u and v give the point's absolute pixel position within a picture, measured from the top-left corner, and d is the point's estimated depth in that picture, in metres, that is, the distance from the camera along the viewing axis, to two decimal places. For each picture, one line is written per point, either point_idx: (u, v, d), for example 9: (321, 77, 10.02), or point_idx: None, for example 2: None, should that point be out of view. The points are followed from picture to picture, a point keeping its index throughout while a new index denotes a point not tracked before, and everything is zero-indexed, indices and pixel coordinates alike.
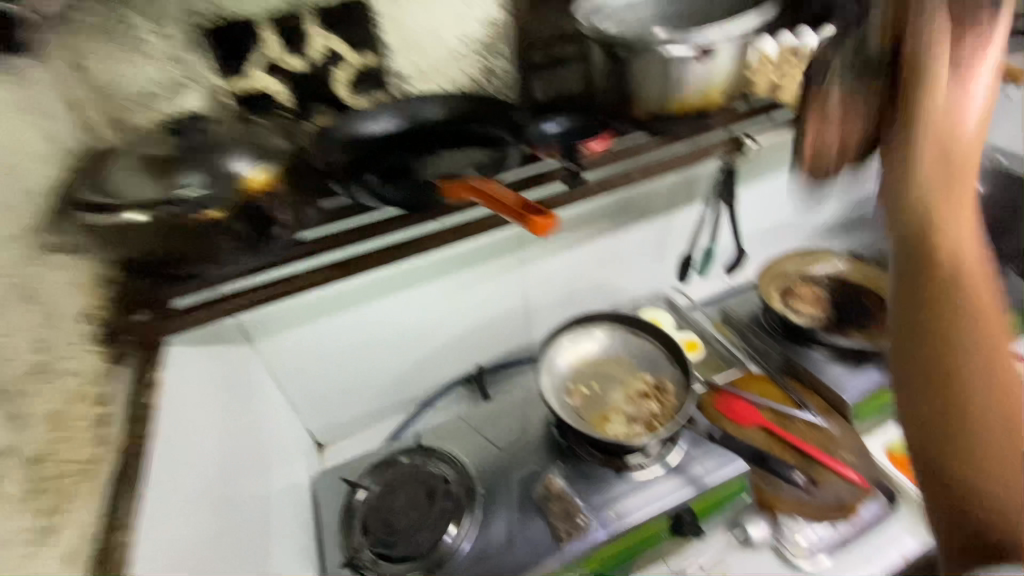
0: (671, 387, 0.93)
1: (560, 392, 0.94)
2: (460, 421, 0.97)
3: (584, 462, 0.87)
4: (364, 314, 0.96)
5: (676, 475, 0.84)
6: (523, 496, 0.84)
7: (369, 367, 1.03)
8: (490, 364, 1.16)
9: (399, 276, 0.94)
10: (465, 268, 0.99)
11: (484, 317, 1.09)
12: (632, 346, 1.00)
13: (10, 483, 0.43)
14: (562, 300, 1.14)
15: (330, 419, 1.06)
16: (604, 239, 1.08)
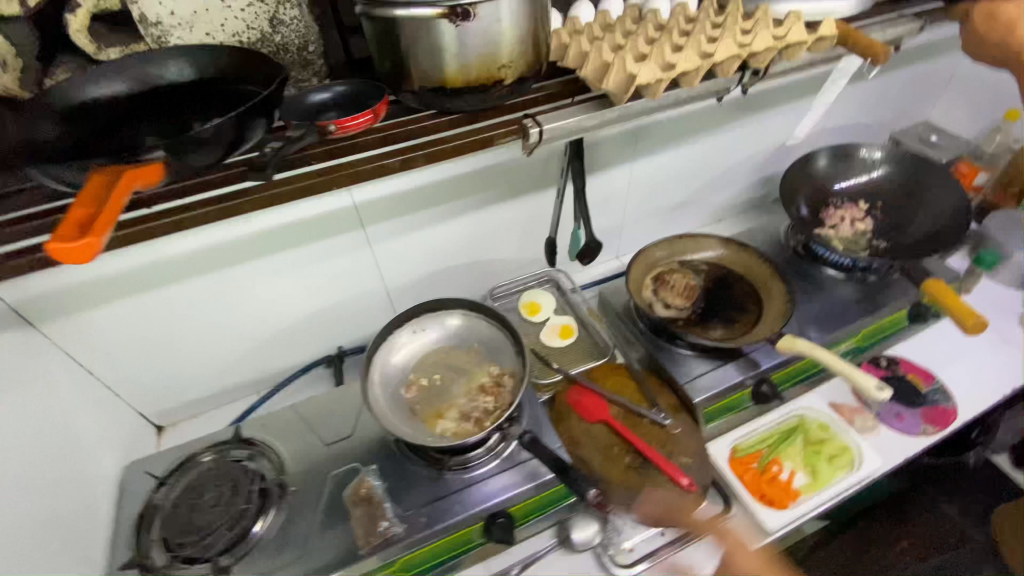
0: (511, 383, 0.86)
1: (394, 386, 0.88)
2: (294, 413, 0.91)
3: (409, 460, 0.82)
4: (180, 295, 0.85)
5: (498, 478, 0.80)
6: (333, 497, 0.80)
7: (203, 347, 0.94)
8: (351, 346, 1.09)
9: (229, 252, 0.83)
10: (300, 247, 0.88)
11: (334, 299, 0.99)
12: (482, 335, 0.93)
13: None
14: (427, 281, 1.06)
15: (165, 398, 0.98)
16: (469, 218, 0.98)
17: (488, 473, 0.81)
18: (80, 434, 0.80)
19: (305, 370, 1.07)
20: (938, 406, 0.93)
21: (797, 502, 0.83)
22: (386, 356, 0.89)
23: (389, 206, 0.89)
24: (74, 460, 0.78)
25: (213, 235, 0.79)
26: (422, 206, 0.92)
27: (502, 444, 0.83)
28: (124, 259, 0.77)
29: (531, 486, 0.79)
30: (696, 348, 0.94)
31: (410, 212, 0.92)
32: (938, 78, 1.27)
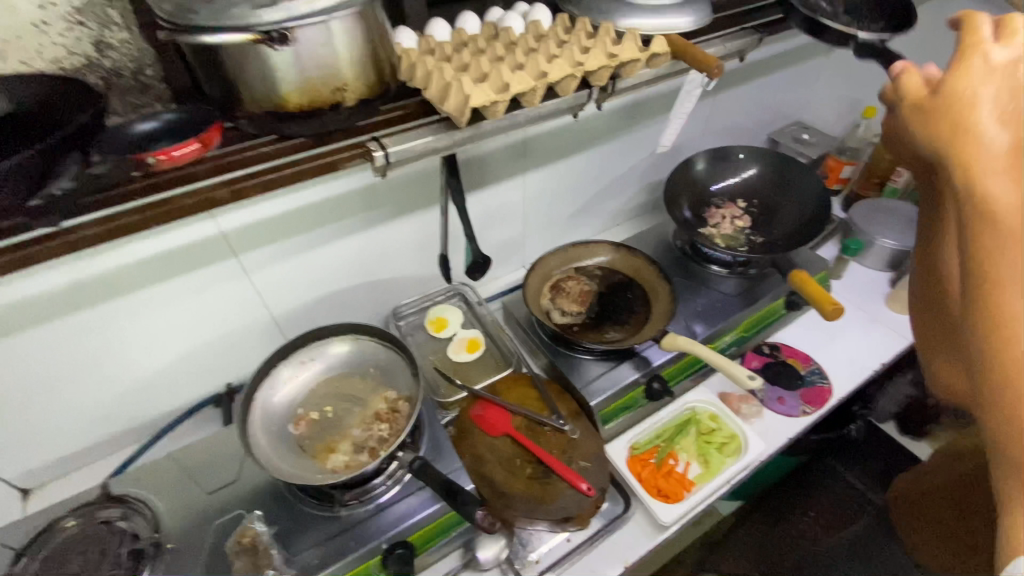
0: (406, 407, 0.84)
1: (282, 424, 0.83)
2: (173, 461, 0.84)
3: (300, 499, 0.79)
4: (24, 345, 0.76)
5: (397, 505, 0.79)
6: (216, 549, 0.74)
7: (63, 399, 0.85)
8: (243, 380, 1.03)
9: (77, 295, 0.76)
10: (166, 281, 0.82)
11: (216, 334, 0.93)
12: (376, 359, 0.91)
13: None
14: (320, 306, 1.02)
15: (24, 461, 0.88)
16: (358, 239, 0.96)
17: (386, 501, 0.79)
18: None
19: (192, 412, 1.00)
20: (812, 388, 1.01)
21: (690, 492, 0.87)
22: (270, 392, 0.85)
23: (265, 232, 0.85)
24: None
25: (58, 276, 0.73)
26: (303, 229, 0.88)
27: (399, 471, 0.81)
28: None
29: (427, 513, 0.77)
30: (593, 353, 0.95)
31: (291, 236, 0.88)
32: (803, 83, 1.39)
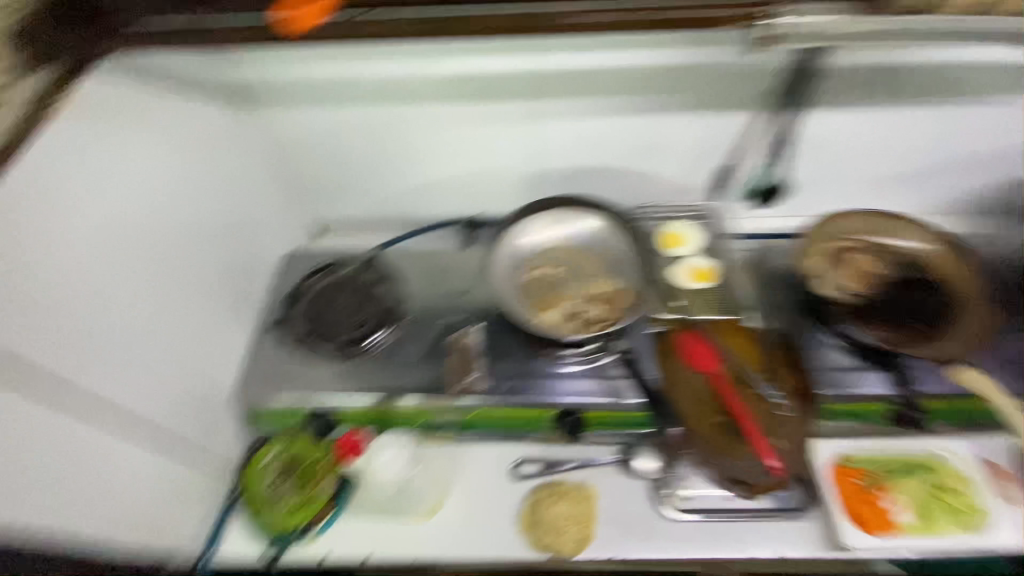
0: (628, 302, 0.85)
1: (517, 265, 0.90)
2: (427, 258, 1.00)
3: (508, 334, 0.88)
4: (362, 117, 0.94)
5: (585, 382, 0.83)
6: (436, 339, 0.88)
7: (367, 176, 1.04)
8: (489, 218, 1.10)
9: (415, 85, 0.89)
10: (471, 101, 0.91)
11: (489, 166, 1.01)
12: (613, 246, 0.90)
13: None
14: (576, 177, 1.02)
15: (326, 213, 1.10)
16: (645, 120, 0.94)
17: (576, 374, 0.84)
18: (253, 216, 0.93)
19: (438, 227, 1.12)
20: None
21: (894, 537, 0.74)
22: (518, 236, 0.91)
23: (565, 82, 0.89)
24: (252, 234, 0.92)
25: (402, 66, 0.86)
26: (596, 91, 0.90)
27: (597, 356, 0.85)
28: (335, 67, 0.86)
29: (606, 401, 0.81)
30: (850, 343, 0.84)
31: (581, 95, 0.90)
32: None
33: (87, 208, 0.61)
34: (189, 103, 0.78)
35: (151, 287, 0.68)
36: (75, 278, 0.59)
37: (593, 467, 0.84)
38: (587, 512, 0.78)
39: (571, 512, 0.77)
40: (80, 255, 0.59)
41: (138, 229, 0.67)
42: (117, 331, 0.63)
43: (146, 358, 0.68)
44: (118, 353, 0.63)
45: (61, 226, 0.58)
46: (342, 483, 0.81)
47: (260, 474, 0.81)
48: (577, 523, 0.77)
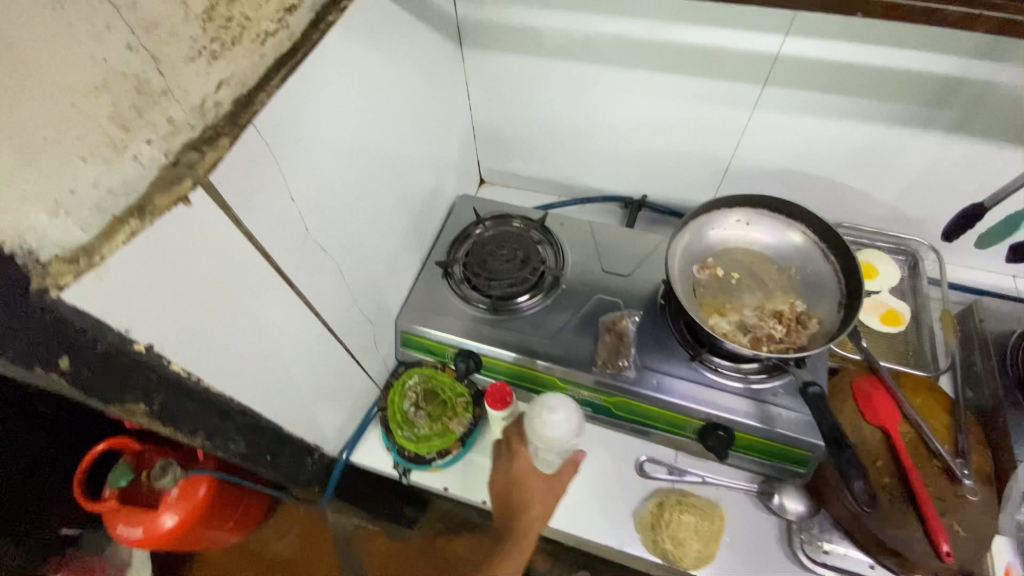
0: (813, 330, 0.75)
1: (693, 258, 0.84)
2: (591, 230, 0.97)
3: (666, 328, 0.83)
4: (568, 74, 0.91)
5: (740, 398, 0.77)
6: (590, 313, 0.85)
7: (552, 133, 1.03)
8: (655, 201, 1.07)
9: (634, 49, 0.84)
10: (691, 76, 0.84)
11: (679, 148, 0.96)
12: (807, 265, 0.81)
13: (195, 1, 0.41)
14: (770, 178, 0.95)
15: (499, 158, 1.12)
16: (881, 135, 0.82)
17: (733, 389, 0.78)
18: (443, 151, 0.95)
19: (603, 199, 1.10)
20: None
21: None
22: (702, 229, 0.85)
23: (808, 76, 0.78)
24: (438, 169, 0.95)
25: (633, 27, 0.81)
26: (841, 90, 0.78)
27: (763, 377, 0.78)
28: (560, 19, 0.83)
29: (756, 426, 0.75)
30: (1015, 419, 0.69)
31: (826, 92, 0.79)
32: None
33: (342, 129, 0.61)
34: (423, 33, 0.78)
35: (368, 207, 0.72)
36: (321, 197, 0.59)
37: (728, 488, 0.79)
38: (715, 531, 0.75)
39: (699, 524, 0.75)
40: (330, 172, 0.60)
41: (370, 148, 0.69)
42: (340, 244, 0.66)
43: (354, 274, 0.72)
44: (344, 263, 0.68)
45: (321, 144, 0.57)
46: (473, 425, 0.85)
47: (402, 394, 0.87)
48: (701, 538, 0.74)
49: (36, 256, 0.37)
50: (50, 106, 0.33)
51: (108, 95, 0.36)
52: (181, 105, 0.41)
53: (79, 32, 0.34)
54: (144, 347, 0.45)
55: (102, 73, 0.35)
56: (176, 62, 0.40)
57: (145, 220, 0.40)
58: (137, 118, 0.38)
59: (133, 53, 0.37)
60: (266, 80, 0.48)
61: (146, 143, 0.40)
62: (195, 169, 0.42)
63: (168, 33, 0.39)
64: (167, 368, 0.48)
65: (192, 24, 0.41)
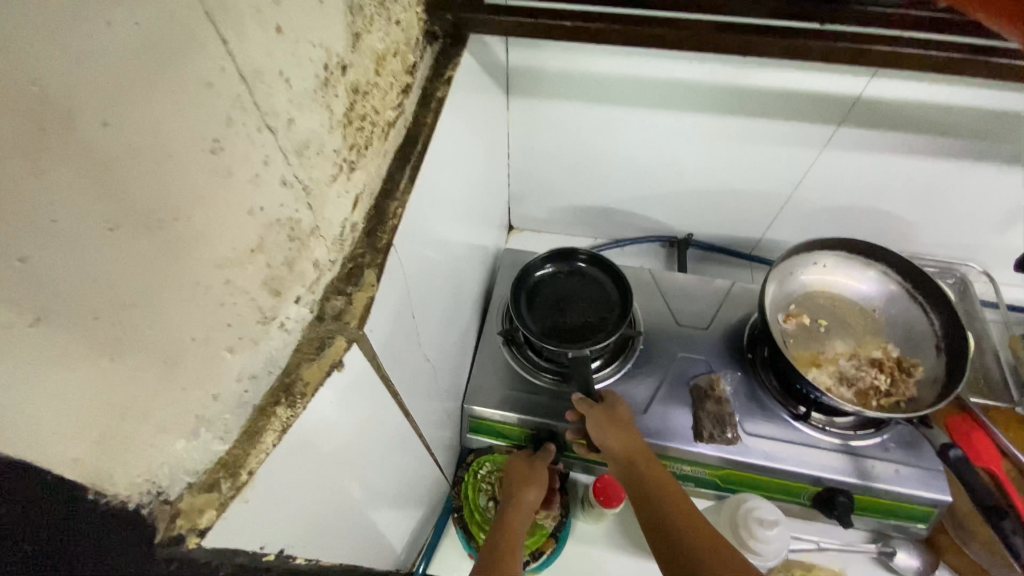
0: (920, 379, 0.72)
1: (780, 305, 0.79)
2: (653, 278, 0.90)
3: (759, 384, 0.78)
4: (621, 117, 0.85)
5: (846, 457, 0.72)
6: (676, 376, 0.79)
7: (595, 177, 0.96)
8: (702, 239, 1.02)
9: (697, 91, 0.79)
10: (761, 118, 0.80)
11: (733, 187, 0.92)
12: (894, 308, 0.79)
13: (340, 103, 0.31)
14: (827, 214, 0.92)
15: (533, 203, 1.04)
16: (946, 168, 0.81)
17: (836, 446, 0.73)
18: (487, 204, 0.86)
19: (645, 240, 1.04)
20: None
21: None
22: (786, 276, 0.80)
23: (885, 116, 0.75)
24: (483, 226, 0.86)
25: (700, 71, 0.76)
26: (917, 129, 0.76)
27: (869, 432, 0.74)
28: (623, 63, 0.77)
29: (868, 485, 0.71)
30: (578, 285, 0.82)
31: (900, 130, 0.77)
32: None
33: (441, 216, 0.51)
34: (482, 84, 0.69)
35: (448, 291, 0.63)
36: (426, 301, 0.49)
37: (844, 550, 0.75)
38: (631, 432, 0.67)
39: (674, 491, 0.61)
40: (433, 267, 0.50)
41: None
42: (434, 345, 0.56)
43: (441, 372, 0.62)
44: (435, 364, 0.58)
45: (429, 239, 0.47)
46: (564, 516, 0.75)
47: (476, 488, 0.77)
48: (606, 446, 0.67)
49: (164, 495, 0.26)
50: (203, 291, 0.23)
51: (262, 257, 0.26)
52: (325, 241, 0.32)
53: (239, 181, 0.24)
54: (274, 554, 0.34)
55: (257, 228, 0.25)
56: (323, 189, 0.30)
57: (297, 404, 0.29)
58: (288, 274, 0.29)
59: (288, 193, 0.27)
60: (394, 182, 0.38)
61: (293, 301, 0.30)
62: (344, 322, 0.32)
63: (317, 153, 0.29)
64: (290, 564, 0.37)
65: (336, 133, 0.31)
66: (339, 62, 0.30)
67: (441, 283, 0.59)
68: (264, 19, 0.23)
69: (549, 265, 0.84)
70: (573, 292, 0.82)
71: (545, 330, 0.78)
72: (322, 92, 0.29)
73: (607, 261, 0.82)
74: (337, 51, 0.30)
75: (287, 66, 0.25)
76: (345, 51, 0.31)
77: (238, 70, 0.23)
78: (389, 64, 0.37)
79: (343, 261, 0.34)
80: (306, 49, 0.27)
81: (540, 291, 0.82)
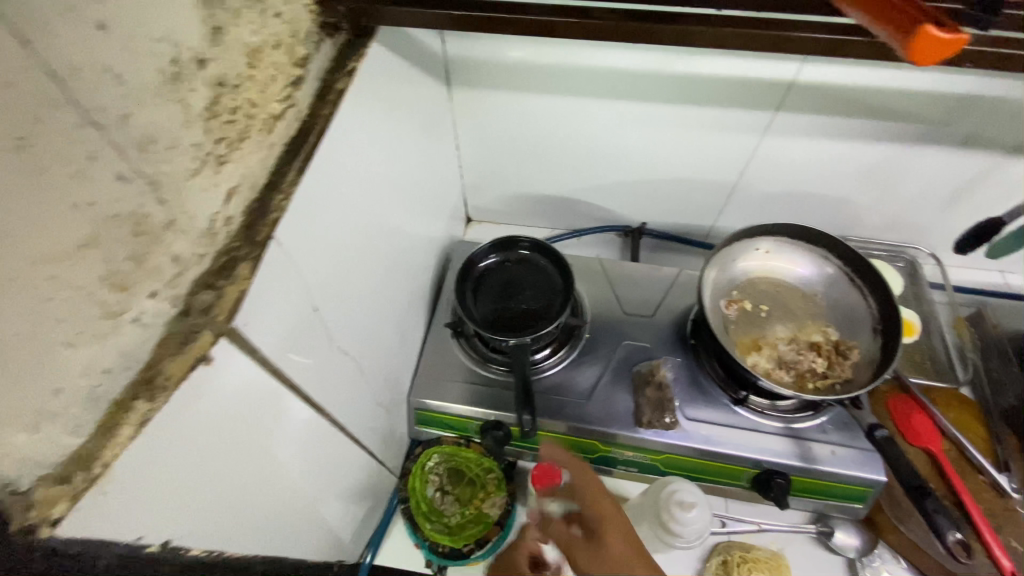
0: (856, 360, 0.73)
1: (721, 293, 0.80)
2: (603, 267, 0.90)
3: (701, 369, 0.79)
4: (564, 108, 0.85)
5: (788, 440, 0.73)
6: (621, 363, 0.80)
7: (546, 167, 0.96)
8: (656, 228, 1.03)
9: (635, 81, 0.79)
10: (701, 106, 0.81)
11: (682, 176, 0.92)
12: (836, 292, 0.79)
13: (198, 98, 0.32)
14: (776, 199, 0.93)
15: (488, 195, 1.04)
16: (886, 152, 0.81)
17: (775, 430, 0.74)
18: (437, 196, 0.87)
19: (602, 230, 1.05)
20: None
21: None
22: (727, 262, 0.81)
23: (821, 100, 0.76)
24: (432, 219, 0.86)
25: (638, 59, 0.76)
26: (855, 113, 0.77)
27: (809, 414, 0.75)
28: (558, 53, 0.77)
29: (805, 467, 0.72)
30: (525, 275, 0.83)
31: (837, 115, 0.78)
32: None
33: (356, 211, 0.52)
34: (418, 77, 0.69)
35: (381, 284, 0.63)
36: (339, 294, 0.49)
37: (787, 532, 0.77)
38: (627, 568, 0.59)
39: None
40: (348, 260, 0.50)
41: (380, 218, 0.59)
42: (359, 338, 0.56)
43: (372, 365, 0.62)
44: (364, 357, 0.58)
45: (339, 233, 0.48)
46: (510, 505, 0.76)
47: (424, 479, 0.78)
48: None
49: (12, 487, 0.27)
50: (24, 283, 0.24)
51: (99, 252, 0.27)
52: (186, 235, 0.32)
53: (56, 175, 0.25)
54: (160, 546, 0.34)
55: (85, 221, 0.26)
56: (178, 183, 0.31)
57: (156, 398, 0.29)
58: (137, 270, 0.29)
59: (123, 189, 0.28)
60: (280, 175, 0.38)
61: (148, 296, 0.30)
62: (213, 314, 0.32)
63: (166, 148, 0.30)
64: (185, 556, 0.37)
65: (194, 127, 0.32)
66: (193, 56, 0.31)
67: (371, 277, 0.60)
68: (79, 14, 0.25)
69: (494, 256, 0.84)
70: (520, 283, 0.82)
71: (488, 320, 0.78)
72: (171, 87, 0.30)
73: (553, 249, 0.83)
74: (190, 45, 0.30)
75: (114, 62, 0.26)
76: (201, 45, 0.31)
77: (45, 67, 0.24)
78: (269, 57, 0.37)
79: (217, 253, 0.34)
80: (141, 44, 0.28)
81: (486, 282, 0.82)
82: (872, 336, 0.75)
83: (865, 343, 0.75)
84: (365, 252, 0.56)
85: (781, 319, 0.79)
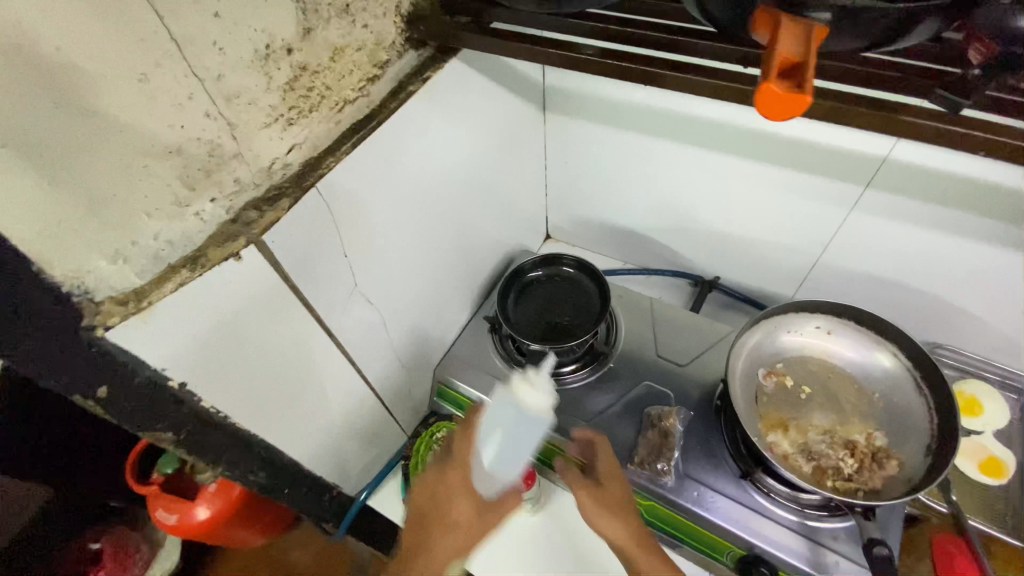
0: (893, 474, 0.65)
1: (761, 362, 0.76)
2: (651, 307, 0.91)
3: (716, 432, 0.75)
4: (647, 148, 0.89)
5: (790, 531, 0.68)
6: (634, 400, 0.80)
7: (625, 201, 1.00)
8: (729, 286, 1.00)
9: (716, 133, 0.80)
10: (783, 169, 0.79)
11: (759, 237, 0.90)
12: (895, 396, 0.71)
13: (279, 73, 0.47)
14: (864, 283, 0.85)
15: (568, 217, 1.10)
16: (1003, 258, 0.70)
17: (779, 518, 0.68)
18: (512, 205, 0.95)
19: (673, 274, 1.05)
20: None
21: None
22: (775, 331, 0.77)
23: (918, 184, 0.69)
24: (505, 225, 0.95)
25: (721, 111, 0.77)
26: (961, 206, 0.68)
27: (823, 515, 0.68)
28: (643, 95, 0.81)
29: (799, 567, 0.66)
30: (569, 293, 0.87)
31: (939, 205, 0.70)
32: None
33: (408, 191, 0.62)
34: (507, 97, 0.79)
35: (425, 262, 0.74)
36: (373, 250, 0.61)
37: None
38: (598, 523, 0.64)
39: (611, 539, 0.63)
40: (392, 227, 0.62)
41: (437, 205, 0.70)
42: (387, 295, 0.67)
43: (397, 325, 0.73)
44: (388, 313, 0.69)
45: (386, 203, 0.59)
46: None
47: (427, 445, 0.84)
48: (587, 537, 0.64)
49: (91, 295, 0.40)
50: (130, 164, 0.39)
51: (180, 159, 0.42)
52: (249, 165, 0.47)
53: (164, 104, 0.39)
54: (177, 384, 0.47)
55: (175, 136, 0.41)
56: (250, 128, 0.46)
57: (196, 272, 0.43)
58: (204, 178, 0.44)
59: (202, 122, 0.42)
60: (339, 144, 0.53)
61: (209, 200, 0.45)
62: (251, 228, 0.46)
63: (246, 102, 0.45)
64: (198, 406, 0.50)
65: (273, 93, 0.47)
66: (282, 44, 0.46)
67: (417, 251, 0.70)
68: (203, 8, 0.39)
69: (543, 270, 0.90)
70: (561, 298, 0.87)
71: (519, 323, 0.84)
72: (261, 63, 0.45)
73: (598, 274, 0.86)
74: (282, 37, 0.46)
75: (220, 39, 0.41)
76: (293, 38, 0.47)
77: (174, 39, 0.38)
78: (350, 55, 0.53)
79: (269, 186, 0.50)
80: (243, 30, 0.42)
81: (530, 290, 0.88)
82: (923, 454, 0.65)
83: (913, 458, 0.66)
84: (415, 228, 0.67)
85: (821, 406, 0.72)
